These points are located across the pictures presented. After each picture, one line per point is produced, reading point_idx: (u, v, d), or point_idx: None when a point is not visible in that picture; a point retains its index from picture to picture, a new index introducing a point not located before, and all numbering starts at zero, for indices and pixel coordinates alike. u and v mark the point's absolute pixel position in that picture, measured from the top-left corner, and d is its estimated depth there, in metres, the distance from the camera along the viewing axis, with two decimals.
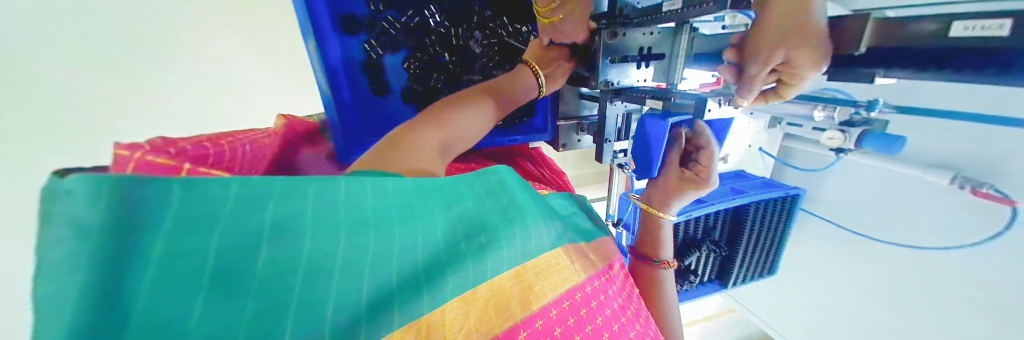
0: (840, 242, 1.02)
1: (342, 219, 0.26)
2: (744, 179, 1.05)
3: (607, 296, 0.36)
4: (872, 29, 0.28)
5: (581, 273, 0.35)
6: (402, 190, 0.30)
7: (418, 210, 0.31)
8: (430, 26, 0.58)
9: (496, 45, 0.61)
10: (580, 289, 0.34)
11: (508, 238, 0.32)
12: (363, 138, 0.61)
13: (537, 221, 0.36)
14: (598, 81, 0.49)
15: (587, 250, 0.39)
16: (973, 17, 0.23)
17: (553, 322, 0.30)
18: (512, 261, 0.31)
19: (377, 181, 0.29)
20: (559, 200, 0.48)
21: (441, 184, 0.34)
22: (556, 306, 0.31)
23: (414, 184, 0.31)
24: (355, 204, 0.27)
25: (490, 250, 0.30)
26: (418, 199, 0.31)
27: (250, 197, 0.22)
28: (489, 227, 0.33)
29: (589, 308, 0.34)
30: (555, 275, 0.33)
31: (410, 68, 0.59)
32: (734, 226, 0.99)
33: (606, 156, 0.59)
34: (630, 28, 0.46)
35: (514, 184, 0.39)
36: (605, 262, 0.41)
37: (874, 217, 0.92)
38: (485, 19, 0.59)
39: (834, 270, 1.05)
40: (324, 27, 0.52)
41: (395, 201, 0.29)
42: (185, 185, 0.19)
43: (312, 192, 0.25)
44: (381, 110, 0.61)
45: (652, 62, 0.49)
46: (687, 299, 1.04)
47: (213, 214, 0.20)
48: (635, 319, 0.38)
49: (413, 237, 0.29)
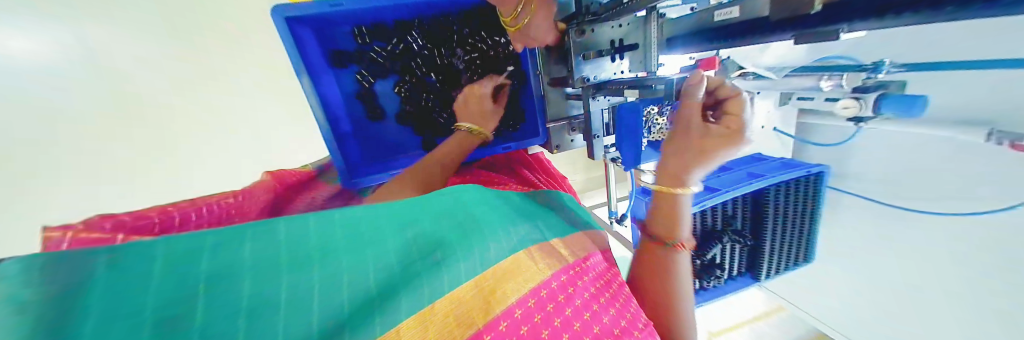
0: (878, 218, 0.93)
1: (288, 255, 0.29)
2: (760, 162, 0.99)
3: (576, 289, 0.39)
4: None
5: (545, 270, 0.38)
6: (348, 223, 0.33)
7: (369, 237, 0.33)
8: (414, 50, 0.61)
9: (478, 59, 0.63)
10: (545, 287, 0.36)
11: (463, 251, 0.35)
12: (364, 162, 0.64)
13: (491, 229, 0.40)
14: (575, 78, 0.51)
15: (558, 246, 0.44)
16: None
17: (519, 322, 0.32)
18: (471, 270, 0.33)
19: (322, 217, 0.33)
20: (525, 207, 0.52)
21: (394, 209, 0.37)
22: (521, 306, 0.33)
23: (364, 214, 0.35)
24: (297, 244, 0.30)
25: (444, 264, 0.33)
26: (370, 227, 0.34)
27: (179, 255, 0.25)
28: (443, 244, 0.35)
29: (557, 303, 0.36)
30: (515, 280, 0.35)
31: (401, 91, 0.63)
32: (756, 213, 0.94)
33: (597, 152, 0.59)
34: (599, 23, 0.47)
35: (468, 199, 0.43)
36: (577, 258, 0.43)
37: (913, 188, 0.84)
38: (464, 35, 0.62)
39: (879, 251, 0.95)
40: (315, 64, 0.56)
41: (343, 232, 0.32)
42: (113, 258, 0.22)
43: (249, 240, 0.28)
44: (377, 134, 0.65)
45: (626, 53, 0.50)
46: (718, 295, 0.96)
47: (148, 273, 0.23)
48: (611, 307, 0.40)
49: (364, 263, 0.31)
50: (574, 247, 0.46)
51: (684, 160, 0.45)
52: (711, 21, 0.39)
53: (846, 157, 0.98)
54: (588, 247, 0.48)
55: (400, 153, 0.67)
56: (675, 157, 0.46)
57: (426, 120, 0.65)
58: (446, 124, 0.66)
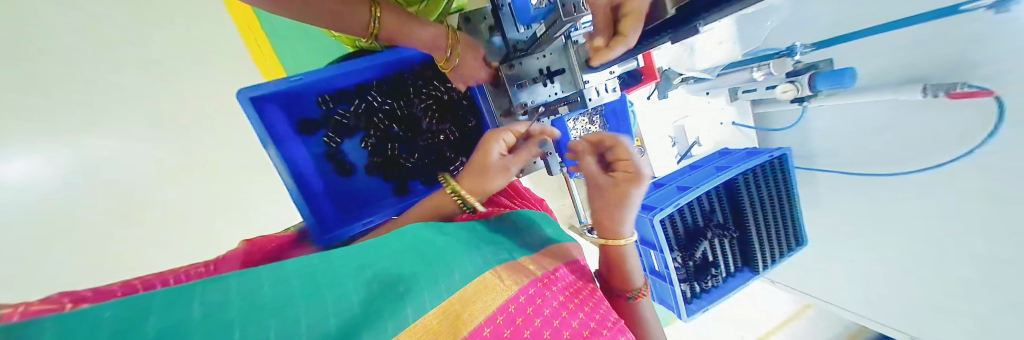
0: (856, 189, 0.94)
1: (248, 309, 0.27)
2: (728, 155, 1.03)
3: (543, 300, 0.44)
4: None
5: (511, 287, 0.43)
6: (303, 277, 0.34)
7: (324, 284, 0.33)
8: (375, 106, 0.68)
9: (434, 105, 0.70)
10: (513, 301, 0.41)
11: (425, 284, 0.37)
12: (337, 217, 0.67)
13: (451, 264, 0.42)
14: (515, 104, 0.56)
15: (525, 263, 0.50)
16: None
17: (491, 337, 0.35)
18: (436, 297, 0.36)
19: (273, 275, 0.33)
20: (482, 237, 0.55)
21: (348, 258, 0.39)
22: (490, 323, 0.37)
23: (314, 268, 0.35)
24: (251, 297, 0.29)
25: (410, 293, 0.35)
26: (325, 276, 0.35)
27: (122, 317, 0.22)
28: (405, 278, 0.38)
29: (526, 315, 0.40)
30: (480, 300, 0.39)
31: (367, 144, 0.68)
32: (735, 204, 0.97)
33: (554, 167, 0.63)
34: (525, 57, 0.54)
35: (419, 239, 0.45)
36: (544, 271, 0.49)
37: (876, 151, 0.87)
38: (418, 87, 0.69)
39: (864, 223, 0.95)
40: (283, 133, 0.62)
41: (297, 284, 0.32)
42: (59, 317, 0.19)
43: (194, 299, 0.26)
44: (349, 186, 0.68)
45: (555, 78, 0.55)
46: (720, 295, 0.94)
47: (89, 334, 0.20)
48: (578, 311, 0.45)
49: (324, 308, 0.31)
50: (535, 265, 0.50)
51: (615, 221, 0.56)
52: None
53: (807, 136, 1.02)
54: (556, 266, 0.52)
55: (372, 202, 0.70)
56: (608, 213, 0.56)
57: (394, 167, 0.69)
58: (414, 168, 0.71)
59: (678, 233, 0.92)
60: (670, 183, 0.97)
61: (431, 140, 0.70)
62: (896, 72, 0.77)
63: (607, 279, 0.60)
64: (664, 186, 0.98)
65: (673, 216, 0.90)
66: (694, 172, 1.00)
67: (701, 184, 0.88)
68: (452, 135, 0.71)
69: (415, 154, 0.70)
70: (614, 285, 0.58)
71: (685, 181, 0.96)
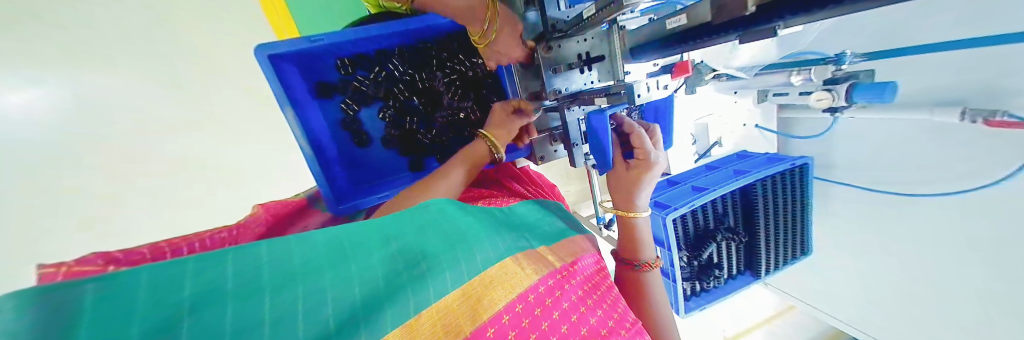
0: (868, 205, 0.93)
1: (273, 279, 0.29)
2: (746, 159, 1.02)
3: (562, 293, 0.43)
4: None
5: (532, 275, 0.41)
6: (329, 244, 0.34)
7: (349, 255, 0.34)
8: (396, 76, 0.64)
9: (458, 80, 0.66)
10: (532, 291, 0.40)
11: (445, 267, 0.36)
12: (351, 188, 0.65)
13: (478, 242, 0.40)
14: (548, 90, 0.54)
15: (543, 253, 0.48)
16: None
17: (508, 327, 0.35)
18: (455, 282, 0.35)
19: (303, 239, 0.34)
20: (507, 214, 0.55)
21: (377, 229, 0.38)
22: (509, 311, 0.36)
23: (344, 234, 0.36)
24: (280, 264, 0.30)
25: (431, 275, 0.34)
26: (351, 246, 0.35)
27: (163, 281, 0.25)
28: (430, 255, 0.37)
29: (545, 307, 0.40)
30: (502, 287, 0.38)
31: (385, 115, 0.65)
32: (747, 209, 0.96)
33: (578, 159, 0.60)
34: (565, 39, 0.50)
35: (452, 210, 0.44)
36: (564, 263, 0.48)
37: (896, 171, 0.85)
38: (442, 59, 0.65)
39: (871, 238, 0.95)
40: (300, 97, 0.59)
41: (322, 253, 0.33)
42: (104, 286, 0.23)
43: (230, 263, 0.28)
44: (363, 157, 0.66)
45: (594, 65, 0.52)
46: (721, 295, 0.95)
47: (129, 306, 0.23)
48: (596, 307, 0.45)
49: (347, 280, 0.32)
50: (553, 255, 0.48)
51: (630, 196, 0.57)
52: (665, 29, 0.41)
53: (830, 147, 0.99)
54: (580, 253, 0.54)
55: (387, 175, 0.69)
56: (622, 192, 0.58)
57: (411, 140, 0.67)
58: (432, 144, 0.68)
59: (686, 233, 0.92)
60: (685, 182, 0.96)
61: (451, 117, 0.67)
62: (934, 92, 0.73)
63: (616, 251, 0.61)
64: (678, 184, 0.97)
65: (686, 216, 0.90)
66: (710, 174, 0.98)
67: (719, 187, 0.86)
68: (473, 114, 0.68)
69: (435, 130, 0.67)
70: (623, 255, 0.60)
71: (700, 182, 0.95)
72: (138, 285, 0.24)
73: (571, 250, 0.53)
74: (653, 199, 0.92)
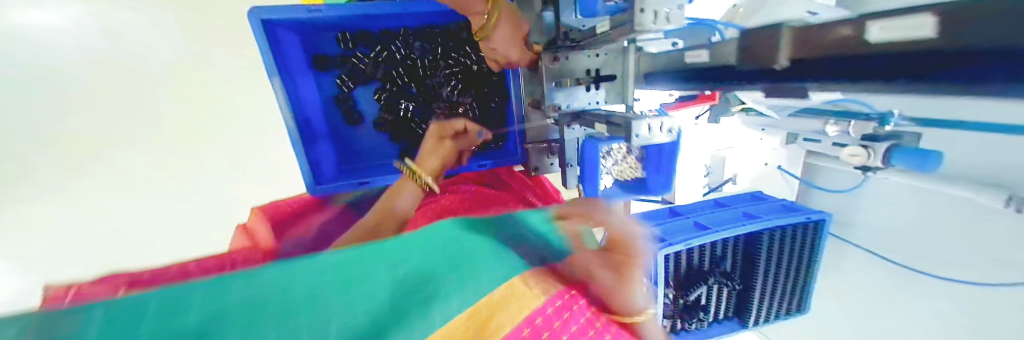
0: (879, 275, 0.85)
1: (262, 305, 0.22)
2: (759, 203, 0.95)
3: (609, 303, 0.37)
4: (790, 40, 0.25)
5: (549, 292, 0.31)
6: (356, 253, 0.30)
7: (347, 276, 0.27)
8: (397, 59, 0.61)
9: (460, 73, 0.62)
10: (554, 310, 0.30)
11: (465, 281, 0.29)
12: (336, 167, 0.64)
13: (513, 249, 0.36)
14: (546, 105, 0.47)
15: (580, 256, 0.42)
16: (892, 17, 0.19)
17: (567, 332, 0.29)
18: (500, 281, 0.30)
19: (327, 253, 0.30)
20: None
21: (371, 249, 0.32)
22: (564, 314, 0.31)
23: (372, 245, 0.32)
24: (304, 275, 0.26)
25: (472, 278, 0.30)
26: (346, 264, 0.28)
27: (170, 301, 0.21)
28: (467, 260, 0.32)
29: (596, 315, 0.34)
30: (547, 285, 0.33)
31: (379, 98, 0.62)
32: (747, 255, 0.90)
33: (570, 181, 0.57)
34: (576, 51, 0.45)
35: (475, 223, 0.40)
36: (575, 284, 0.37)
37: (917, 247, 0.77)
38: (447, 49, 0.61)
39: (874, 310, 0.87)
40: (297, 67, 0.57)
41: (310, 276, 0.26)
42: (97, 313, 0.19)
43: (249, 281, 0.25)
44: (353, 137, 0.64)
45: (602, 84, 0.47)
46: (701, 338, 0.91)
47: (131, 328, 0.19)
48: (628, 336, 0.34)
49: (379, 290, 0.27)
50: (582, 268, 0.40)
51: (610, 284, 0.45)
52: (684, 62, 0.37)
53: (851, 207, 0.89)
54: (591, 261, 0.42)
55: (377, 159, 0.66)
56: None
57: (403, 128, 0.64)
58: (424, 135, 0.65)
59: (677, 269, 0.88)
60: (688, 216, 0.92)
61: (447, 110, 0.64)
62: (976, 175, 0.64)
63: None
64: (681, 217, 0.93)
65: (681, 253, 0.85)
66: (716, 211, 0.93)
67: (721, 230, 0.82)
68: (472, 112, 0.64)
69: (430, 122, 0.65)
70: None
71: (705, 219, 0.90)
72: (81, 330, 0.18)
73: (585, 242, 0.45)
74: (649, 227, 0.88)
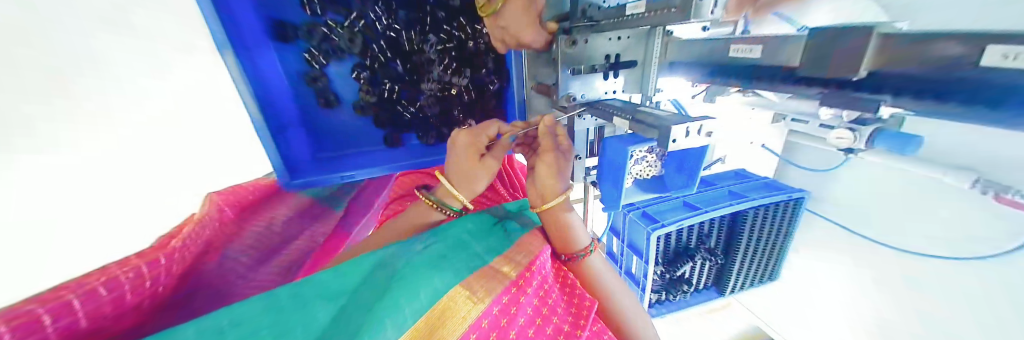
0: (841, 242, 0.93)
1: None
2: (742, 180, 0.97)
3: (523, 303, 0.41)
4: (875, 48, 0.21)
5: (483, 299, 0.37)
6: (238, 318, 0.30)
7: (299, 311, 0.32)
8: (378, 30, 0.51)
9: (454, 49, 0.54)
10: (487, 315, 0.36)
11: (410, 297, 0.34)
12: (312, 157, 0.56)
13: (427, 274, 0.38)
14: (562, 94, 0.43)
15: (504, 259, 0.44)
16: (1005, 42, 0.15)
17: None
18: (407, 319, 0.32)
19: (210, 319, 0.29)
20: (475, 224, 0.51)
21: (317, 282, 0.35)
22: (475, 330, 0.35)
23: (259, 304, 0.32)
24: None
25: (379, 320, 0.31)
26: (293, 299, 0.33)
27: None
28: (372, 304, 0.33)
29: (510, 317, 0.38)
30: (462, 303, 0.36)
31: (359, 77, 0.53)
32: (731, 231, 0.94)
33: (578, 175, 0.52)
34: (595, 33, 0.39)
35: (390, 253, 0.41)
36: (519, 270, 0.42)
37: (881, 221, 0.83)
38: (438, 20, 0.52)
39: (833, 271, 0.96)
40: (254, 38, 0.46)
41: (263, 315, 0.30)
42: None
43: None
44: (329, 122, 0.56)
45: (621, 71, 0.42)
46: (682, 307, 0.98)
47: None
48: (553, 313, 0.43)
49: None
50: (524, 254, 0.45)
51: (562, 238, 0.51)
52: (728, 53, 0.33)
53: (822, 185, 0.94)
54: (540, 246, 0.48)
55: (357, 147, 0.59)
56: (564, 235, 0.51)
57: (388, 112, 0.57)
58: (412, 119, 0.59)
59: (667, 249, 0.90)
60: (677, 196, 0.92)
61: (439, 92, 0.57)
62: (949, 158, 0.67)
63: None
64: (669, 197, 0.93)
65: (671, 233, 0.87)
66: (704, 191, 0.94)
67: (711, 210, 0.83)
68: (466, 94, 0.58)
69: (419, 104, 0.57)
70: None
71: (693, 198, 0.91)
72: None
73: (547, 189, 0.50)
74: (641, 209, 0.88)
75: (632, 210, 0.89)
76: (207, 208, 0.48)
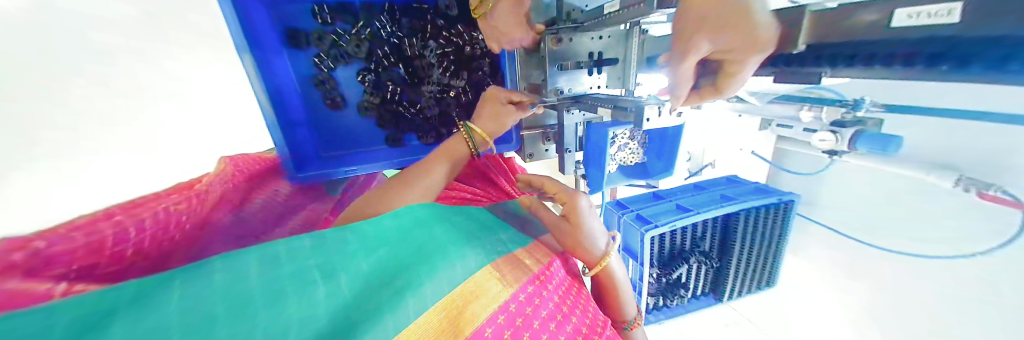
0: (834, 246, 0.93)
1: (284, 279, 0.28)
2: (732, 185, 0.99)
3: (541, 300, 0.41)
4: (810, 25, 0.25)
5: (511, 285, 0.38)
6: (290, 254, 0.31)
7: (345, 255, 0.32)
8: (382, 37, 0.56)
9: (452, 54, 0.59)
10: (513, 300, 0.37)
11: (444, 267, 0.35)
12: (318, 155, 0.60)
13: (458, 248, 0.39)
14: (549, 89, 0.47)
15: (521, 255, 0.45)
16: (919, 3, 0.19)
17: (498, 329, 0.34)
18: (444, 287, 0.33)
19: (262, 251, 0.30)
20: (494, 215, 0.53)
21: (362, 229, 0.36)
22: (503, 312, 0.35)
23: (309, 244, 0.32)
24: (236, 282, 0.26)
25: (419, 284, 0.32)
26: (337, 242, 0.33)
27: (87, 310, 0.21)
28: (409, 266, 0.34)
29: (530, 311, 0.38)
30: (492, 289, 0.36)
31: (364, 79, 0.57)
32: (724, 235, 0.95)
33: (568, 167, 0.54)
34: (578, 33, 0.44)
35: (428, 215, 0.42)
36: (540, 266, 0.44)
37: (872, 221, 0.84)
38: (438, 27, 0.57)
39: (829, 278, 0.96)
40: (269, 42, 0.51)
41: (312, 253, 0.31)
42: (24, 318, 0.18)
43: (173, 289, 0.24)
44: (336, 122, 0.60)
45: (605, 68, 0.46)
46: (679, 314, 0.98)
47: (38, 333, 0.18)
48: (573, 314, 0.43)
49: (319, 299, 0.27)
50: (542, 253, 0.47)
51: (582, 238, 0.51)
52: None
53: (813, 189, 0.96)
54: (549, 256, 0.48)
55: (359, 145, 0.63)
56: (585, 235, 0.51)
57: (391, 113, 0.61)
58: (413, 120, 0.62)
59: (662, 252, 0.91)
60: (670, 199, 0.94)
61: (439, 93, 0.60)
62: (930, 157, 0.69)
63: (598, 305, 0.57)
64: (663, 200, 0.95)
65: (665, 235, 0.88)
66: (696, 194, 0.97)
67: (704, 211, 0.85)
68: (464, 96, 0.62)
69: (419, 105, 0.61)
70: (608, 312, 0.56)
71: (686, 202, 0.93)
72: (165, 294, 0.23)
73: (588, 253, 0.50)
74: (636, 212, 0.90)
75: (626, 213, 0.91)
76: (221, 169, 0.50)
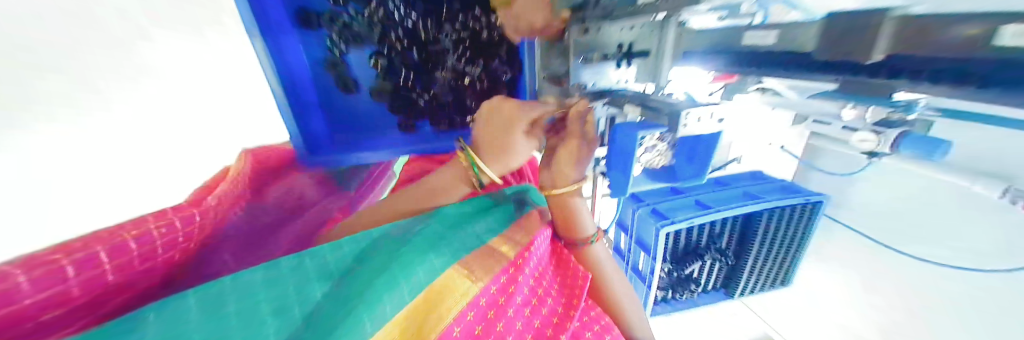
0: (859, 251, 0.89)
1: (232, 317, 0.29)
2: (756, 182, 0.94)
3: (517, 287, 0.41)
4: (891, 31, 0.20)
5: (481, 279, 0.39)
6: (242, 288, 0.33)
7: (300, 287, 0.34)
8: (395, 19, 0.53)
9: (468, 39, 0.55)
10: (484, 294, 0.38)
11: (404, 273, 0.36)
12: (331, 139, 0.59)
13: (422, 253, 0.39)
14: (572, 82, 0.48)
15: (495, 245, 0.45)
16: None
17: (462, 325, 0.35)
18: (403, 293, 0.34)
19: (217, 287, 0.32)
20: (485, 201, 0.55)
21: (317, 257, 0.38)
22: (473, 308, 0.36)
23: (263, 276, 0.35)
24: (185, 320, 0.28)
25: (377, 292, 0.33)
26: (291, 275, 0.35)
27: None
28: (366, 278, 0.35)
29: (501, 302, 0.39)
30: (458, 282, 0.37)
31: (376, 63, 0.55)
32: (743, 233, 0.92)
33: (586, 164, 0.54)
34: (607, 22, 0.40)
35: (388, 233, 0.43)
36: (517, 251, 0.44)
37: (904, 229, 0.79)
38: (454, 10, 0.54)
39: (851, 280, 0.92)
40: (278, 22, 0.49)
41: (263, 286, 0.33)
42: None
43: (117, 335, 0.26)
44: (348, 107, 0.59)
45: (634, 61, 0.43)
46: (687, 307, 0.98)
47: None
48: (548, 297, 0.45)
49: (268, 330, 0.29)
50: (522, 234, 0.48)
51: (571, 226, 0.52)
52: (742, 43, 0.32)
53: (844, 191, 0.90)
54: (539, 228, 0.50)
55: (372, 130, 0.62)
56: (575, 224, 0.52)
57: (403, 100, 0.59)
58: (426, 107, 0.60)
59: (676, 248, 0.89)
60: (689, 195, 0.91)
61: (453, 81, 0.58)
62: (984, 166, 0.63)
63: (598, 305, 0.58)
64: (680, 195, 0.92)
65: (681, 231, 0.86)
66: (716, 191, 0.93)
67: (723, 209, 0.82)
68: (479, 83, 0.59)
69: (432, 93, 0.59)
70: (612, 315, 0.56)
71: (706, 198, 0.90)
72: None
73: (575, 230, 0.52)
74: (651, 206, 0.87)
75: (641, 207, 0.89)
76: (241, 165, 0.54)
